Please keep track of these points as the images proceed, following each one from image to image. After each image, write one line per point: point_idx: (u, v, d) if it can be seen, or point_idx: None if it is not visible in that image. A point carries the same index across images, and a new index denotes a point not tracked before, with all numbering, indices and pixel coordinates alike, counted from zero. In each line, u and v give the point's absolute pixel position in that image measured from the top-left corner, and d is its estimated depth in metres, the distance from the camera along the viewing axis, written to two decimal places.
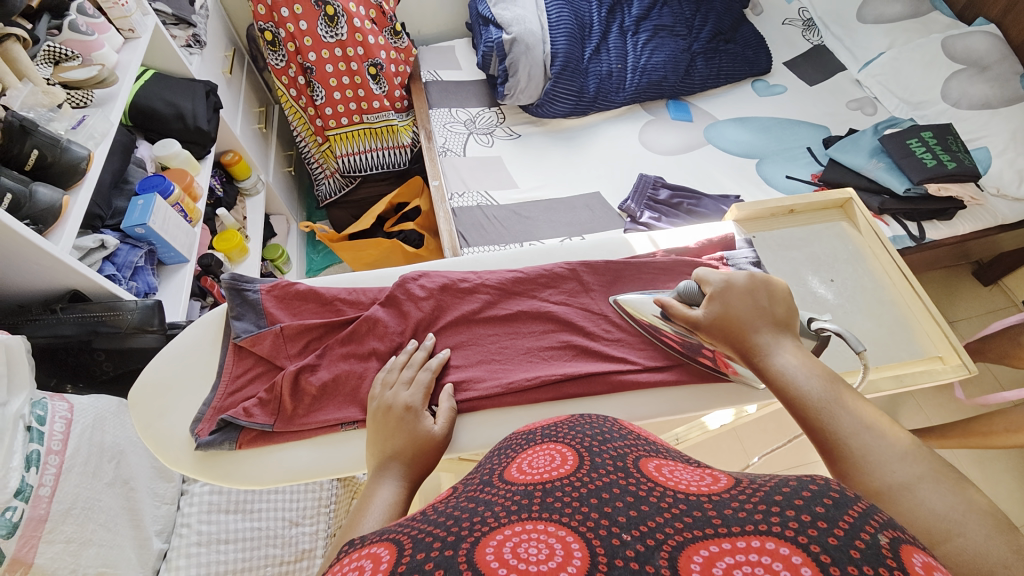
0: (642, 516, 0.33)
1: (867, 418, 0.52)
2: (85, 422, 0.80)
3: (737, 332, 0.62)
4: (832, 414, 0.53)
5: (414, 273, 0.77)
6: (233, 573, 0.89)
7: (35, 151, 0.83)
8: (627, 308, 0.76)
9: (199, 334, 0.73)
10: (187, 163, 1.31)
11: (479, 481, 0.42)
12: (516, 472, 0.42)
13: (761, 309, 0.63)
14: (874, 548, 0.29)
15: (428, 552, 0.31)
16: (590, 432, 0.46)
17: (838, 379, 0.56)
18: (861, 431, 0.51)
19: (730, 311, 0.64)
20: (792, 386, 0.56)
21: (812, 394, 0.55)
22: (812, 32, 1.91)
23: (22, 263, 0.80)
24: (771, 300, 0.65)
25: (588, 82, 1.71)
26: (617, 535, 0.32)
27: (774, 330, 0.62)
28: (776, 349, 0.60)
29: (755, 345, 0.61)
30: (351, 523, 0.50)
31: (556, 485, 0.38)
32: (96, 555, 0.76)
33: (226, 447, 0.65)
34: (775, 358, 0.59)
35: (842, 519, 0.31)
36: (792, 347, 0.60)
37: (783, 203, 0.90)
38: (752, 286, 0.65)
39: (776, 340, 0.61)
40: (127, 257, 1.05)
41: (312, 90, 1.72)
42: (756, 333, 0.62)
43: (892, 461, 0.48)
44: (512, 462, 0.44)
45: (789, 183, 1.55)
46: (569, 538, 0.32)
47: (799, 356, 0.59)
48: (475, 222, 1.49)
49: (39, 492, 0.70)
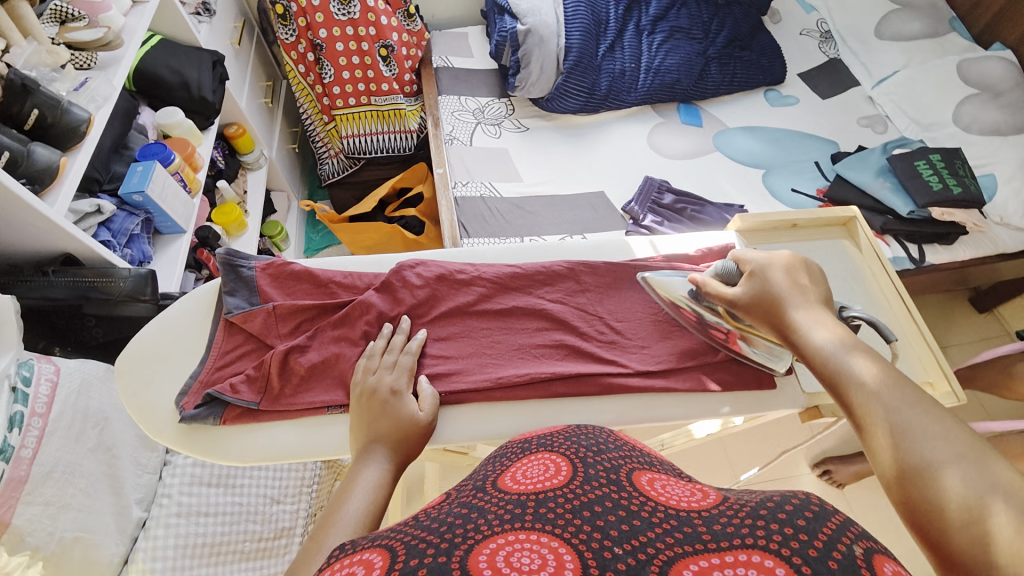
0: (633, 531, 0.35)
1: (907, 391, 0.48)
2: (72, 387, 0.79)
3: (772, 308, 0.61)
4: (865, 390, 0.50)
5: (411, 261, 0.77)
6: (211, 546, 0.89)
7: (35, 111, 0.82)
8: (657, 284, 0.76)
9: (189, 306, 0.72)
10: (189, 133, 1.30)
11: (473, 488, 0.43)
12: (509, 481, 0.43)
13: (802, 289, 0.62)
14: (849, 558, 0.31)
15: (422, 558, 0.32)
16: (586, 441, 0.49)
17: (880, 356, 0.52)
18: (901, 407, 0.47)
19: (768, 289, 0.62)
20: (831, 361, 0.54)
21: (850, 368, 0.52)
22: (829, 45, 1.89)
23: (15, 223, 0.79)
24: (812, 282, 0.63)
25: (600, 79, 1.69)
26: (609, 550, 0.33)
27: (811, 306, 0.60)
28: (814, 324, 0.58)
29: (790, 320, 0.59)
30: (334, 506, 0.51)
31: (549, 496, 0.39)
32: (74, 520, 0.76)
33: (210, 422, 0.64)
34: (813, 335, 0.57)
35: (821, 531, 0.33)
36: (831, 322, 0.58)
37: (787, 217, 0.89)
38: (789, 266, 0.64)
39: (815, 314, 0.59)
40: (123, 224, 1.05)
41: (321, 68, 1.70)
42: (791, 309, 0.60)
43: (931, 439, 0.44)
44: (507, 471, 0.46)
45: (794, 197, 1.55)
46: (561, 547, 0.34)
47: (837, 331, 0.56)
48: (477, 213, 1.48)
49: (20, 454, 0.69)
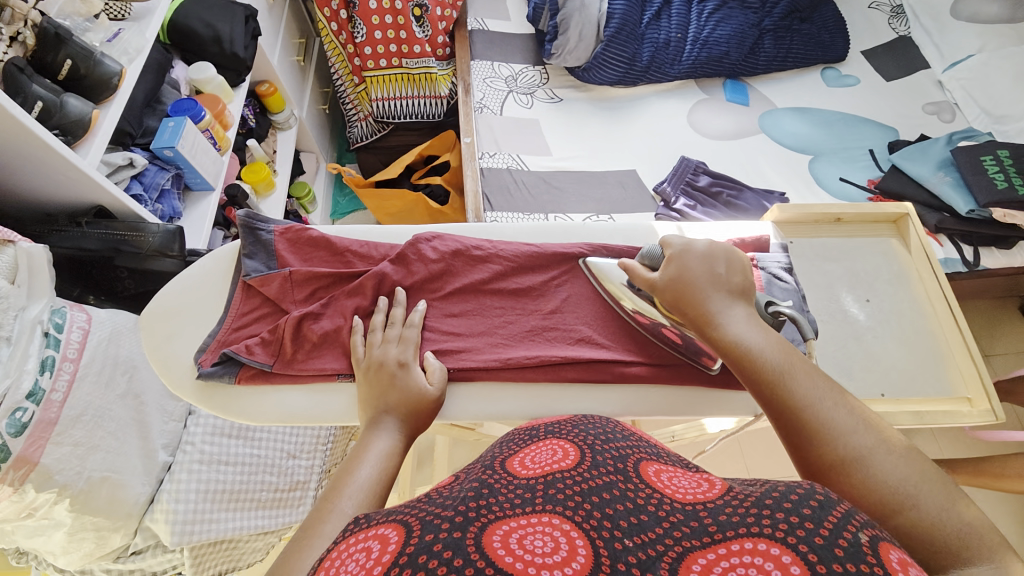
0: (642, 525, 0.35)
1: (823, 386, 0.50)
2: (102, 335, 0.82)
3: (690, 300, 0.60)
4: (787, 384, 0.51)
5: (428, 233, 0.75)
6: (229, 493, 0.94)
7: (69, 61, 0.83)
8: (596, 272, 0.74)
9: (210, 266, 0.72)
10: (221, 89, 1.28)
11: (483, 468, 0.45)
12: (519, 464, 0.44)
13: (717, 278, 0.61)
14: (855, 546, 0.31)
15: (437, 534, 0.33)
16: (592, 430, 0.50)
17: (792, 347, 0.54)
18: (820, 399, 0.49)
19: (686, 278, 0.61)
20: (750, 355, 0.54)
21: (770, 362, 0.52)
22: (900, 20, 1.72)
23: (48, 172, 0.81)
24: (729, 269, 0.62)
25: (642, 50, 1.60)
26: (619, 540, 0.34)
27: (726, 295, 0.60)
28: (733, 317, 0.58)
29: (711, 314, 0.58)
30: (346, 469, 0.52)
31: (557, 479, 0.40)
32: (102, 460, 0.80)
33: (225, 380, 0.65)
34: (728, 328, 0.56)
35: (826, 519, 0.32)
36: (748, 312, 0.58)
37: (831, 210, 0.81)
38: (704, 255, 0.62)
39: (732, 305, 0.58)
40: (155, 178, 1.06)
41: (353, 27, 1.67)
42: (711, 303, 0.59)
43: (849, 431, 0.47)
44: (516, 454, 0.47)
45: (841, 186, 1.45)
46: (573, 533, 0.34)
47: (752, 321, 0.57)
48: (503, 185, 1.45)
49: (51, 396, 0.73)
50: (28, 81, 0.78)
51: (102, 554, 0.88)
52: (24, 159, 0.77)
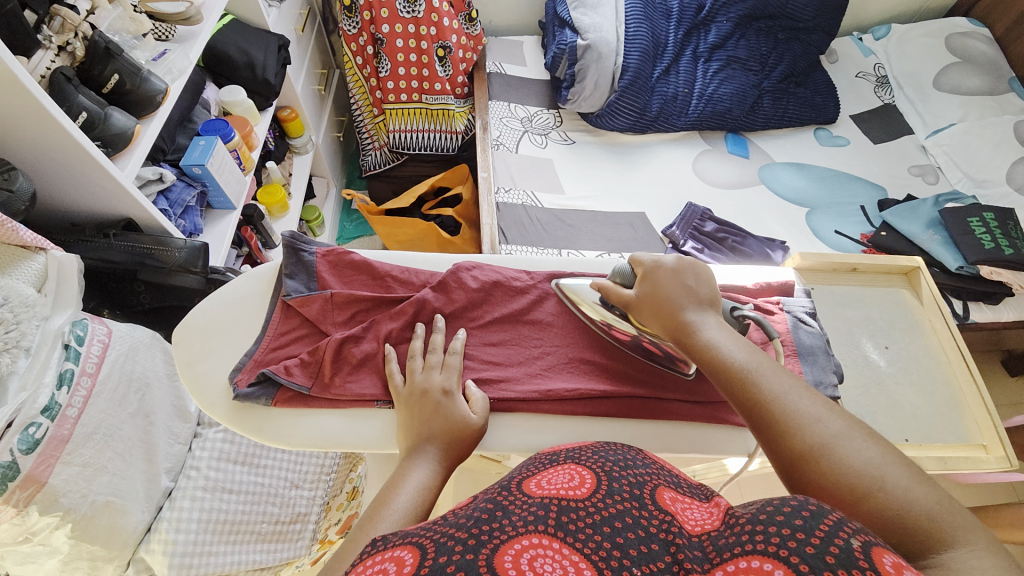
0: (651, 556, 0.38)
1: (785, 380, 0.52)
2: (121, 349, 0.80)
3: (665, 308, 0.61)
4: (754, 380, 0.52)
5: (468, 263, 0.76)
6: (231, 523, 0.89)
7: (116, 76, 0.84)
8: (569, 293, 0.75)
9: (248, 284, 0.72)
10: (249, 112, 1.32)
11: (499, 488, 0.46)
12: (534, 486, 0.46)
13: (686, 287, 0.62)
14: (846, 552, 0.34)
15: (450, 555, 0.35)
16: (612, 457, 0.51)
17: (757, 345, 0.56)
18: (787, 394, 0.51)
19: (656, 289, 0.63)
20: (718, 355, 0.55)
21: (735, 361, 0.54)
22: (884, 89, 1.88)
23: (84, 183, 0.80)
24: (696, 281, 0.63)
25: (652, 101, 1.69)
26: (628, 568, 0.37)
27: (699, 305, 0.61)
28: (705, 323, 0.59)
29: (683, 320, 0.60)
30: (384, 498, 0.51)
31: (569, 506, 0.42)
32: (107, 484, 0.75)
33: (261, 402, 0.64)
34: (699, 332, 0.58)
35: (818, 528, 0.36)
36: (720, 319, 0.59)
37: (848, 261, 0.86)
38: (679, 267, 0.63)
39: (704, 313, 0.60)
40: (181, 194, 1.07)
41: (379, 62, 1.74)
42: (683, 311, 0.60)
43: (813, 422, 0.48)
44: (533, 476, 0.49)
45: (837, 239, 1.53)
46: (580, 561, 0.37)
47: (724, 327, 0.58)
48: (517, 220, 1.48)
49: (65, 413, 0.69)
50: (75, 92, 0.78)
51: None
52: (64, 169, 0.77)
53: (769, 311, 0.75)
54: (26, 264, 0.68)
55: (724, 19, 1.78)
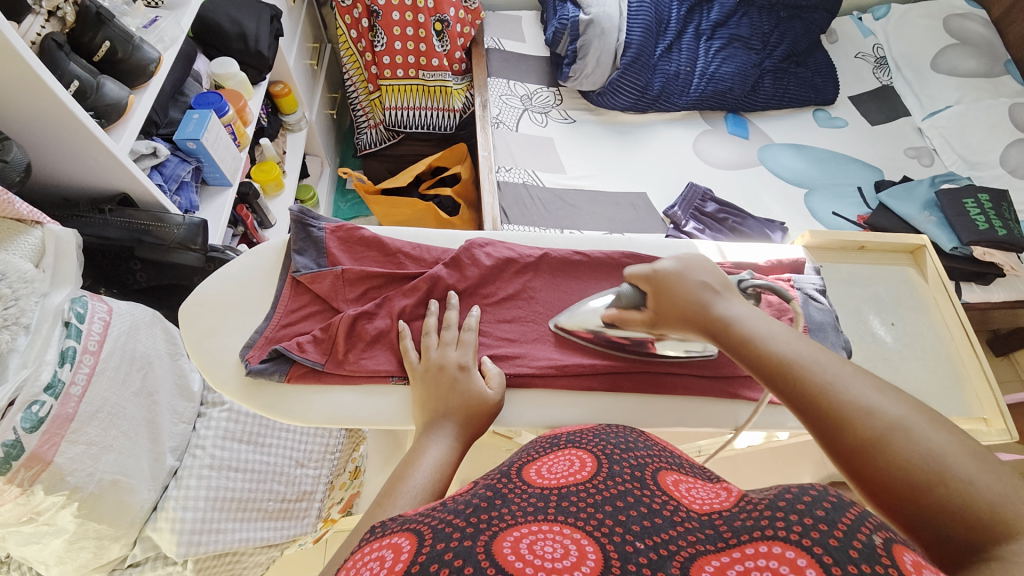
0: (655, 527, 0.38)
1: (835, 365, 0.47)
2: (122, 327, 0.78)
3: (688, 304, 0.58)
4: (796, 368, 0.47)
5: (481, 239, 0.75)
6: (237, 501, 0.89)
7: (107, 44, 0.80)
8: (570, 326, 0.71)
9: (256, 260, 0.70)
10: (242, 86, 1.27)
11: (499, 473, 0.47)
12: (536, 473, 0.47)
13: (705, 280, 0.59)
14: (869, 548, 0.32)
15: (448, 543, 0.35)
16: (613, 439, 0.52)
17: (798, 332, 0.51)
18: (837, 380, 0.45)
19: (678, 283, 0.59)
20: (754, 344, 0.51)
21: (774, 349, 0.50)
22: (883, 71, 1.87)
23: (78, 156, 0.77)
24: (712, 273, 0.60)
25: (654, 79, 1.67)
26: (630, 543, 0.36)
27: (723, 294, 0.57)
28: (734, 311, 0.55)
29: (708, 312, 0.56)
30: (399, 474, 0.50)
31: (571, 491, 0.42)
32: (114, 462, 0.74)
33: (275, 378, 0.63)
34: (728, 322, 0.54)
35: (840, 520, 0.34)
36: (751, 306, 0.55)
37: (856, 239, 0.87)
38: (691, 258, 0.61)
39: (731, 301, 0.56)
40: (175, 170, 1.03)
41: (374, 36, 1.68)
42: (707, 303, 0.57)
43: (867, 409, 0.43)
44: (534, 462, 0.50)
45: (834, 220, 1.54)
46: (582, 539, 0.37)
47: (756, 313, 0.55)
48: (518, 199, 1.47)
49: (69, 390, 0.67)
50: (66, 59, 0.74)
51: (98, 565, 0.81)
52: (55, 140, 0.74)
53: (781, 289, 0.75)
54: (22, 238, 0.66)
55: None
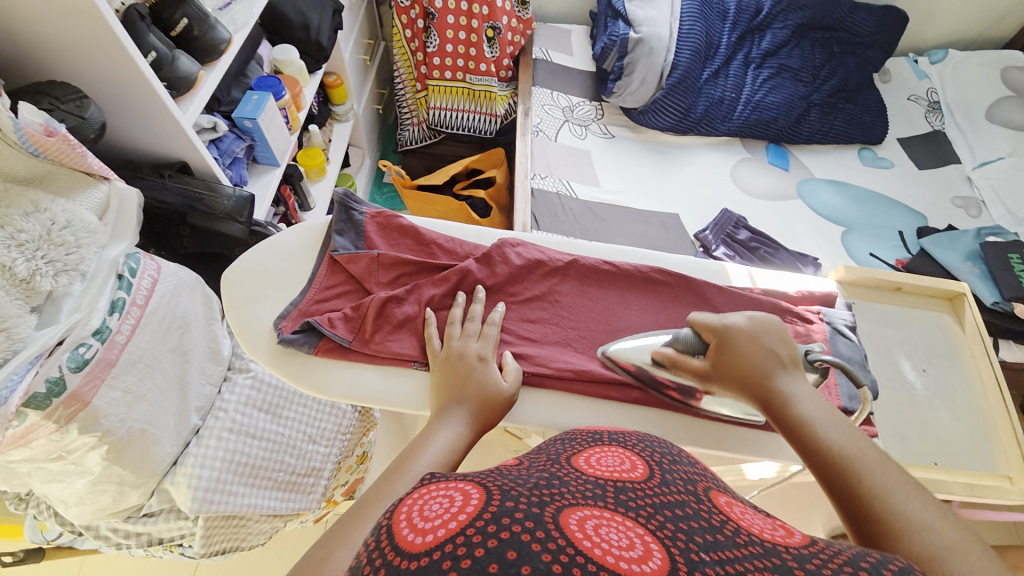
0: (719, 543, 0.36)
1: (897, 479, 0.49)
2: (167, 287, 0.82)
3: (751, 374, 0.60)
4: (856, 472, 0.50)
5: (513, 239, 0.77)
6: (250, 467, 0.92)
7: (185, 21, 0.85)
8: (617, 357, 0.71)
9: (297, 237, 0.74)
10: (299, 74, 1.32)
11: (549, 459, 0.46)
12: (585, 462, 0.46)
13: (772, 351, 0.61)
14: None
15: (518, 503, 0.34)
16: (659, 449, 0.51)
17: (862, 434, 0.54)
18: (895, 491, 0.48)
19: (743, 348, 0.62)
20: (818, 436, 0.54)
21: (836, 444, 0.53)
22: (935, 115, 1.83)
23: (147, 121, 0.83)
24: (780, 344, 0.62)
25: (697, 102, 1.67)
26: (696, 552, 0.34)
27: (787, 372, 0.60)
28: (797, 393, 0.58)
29: (772, 388, 0.59)
30: (409, 453, 0.53)
31: (626, 487, 0.41)
32: (144, 412, 0.78)
33: (304, 350, 0.66)
34: (793, 405, 0.57)
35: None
36: (814, 392, 0.58)
37: (893, 279, 0.85)
38: (756, 328, 0.63)
39: (795, 383, 0.59)
40: (230, 145, 1.09)
41: (427, 37, 1.74)
42: (771, 376, 0.60)
43: (923, 528, 0.45)
44: (580, 453, 0.48)
45: (871, 261, 1.51)
46: (648, 538, 0.35)
47: (818, 400, 0.57)
48: (550, 208, 1.48)
49: (115, 338, 0.72)
50: (147, 31, 0.80)
51: (114, 512, 0.85)
52: (128, 102, 0.80)
53: (809, 320, 0.75)
54: (90, 191, 0.71)
55: (781, 26, 1.75)
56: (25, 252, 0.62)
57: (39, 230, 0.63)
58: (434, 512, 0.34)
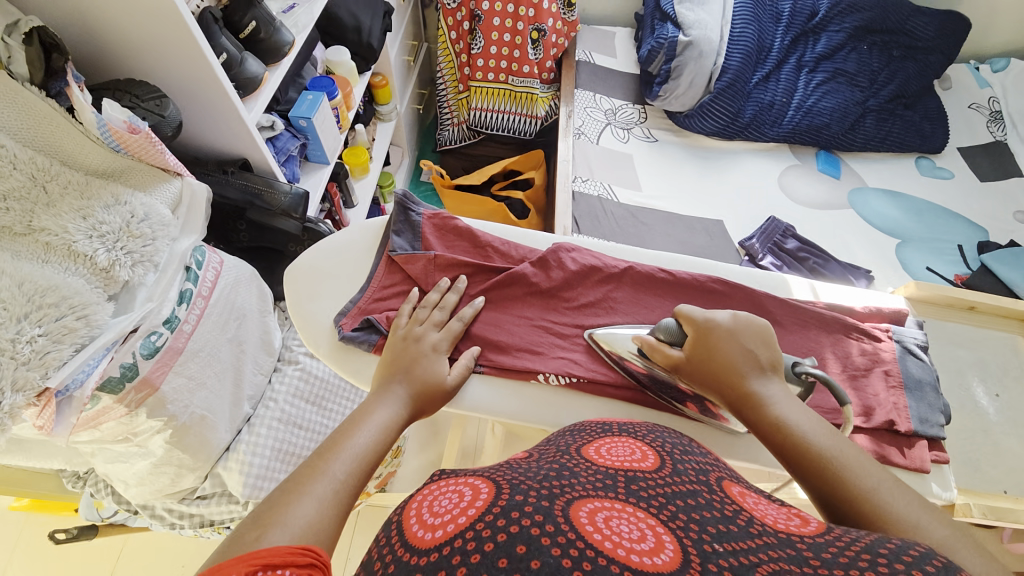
0: (732, 534, 0.36)
1: (880, 476, 0.49)
2: (229, 279, 0.85)
3: (729, 377, 0.58)
4: (841, 471, 0.49)
5: (568, 244, 0.77)
6: (296, 456, 0.96)
7: (253, 24, 0.87)
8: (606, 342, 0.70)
9: (356, 235, 0.76)
10: (350, 74, 1.35)
11: (561, 451, 0.49)
12: (595, 453, 0.48)
13: (749, 351, 0.59)
14: None
15: (527, 497, 0.36)
16: (672, 443, 0.51)
17: (837, 432, 0.54)
18: (881, 489, 0.47)
19: (722, 349, 0.60)
20: (798, 437, 0.53)
21: (818, 443, 0.52)
22: (997, 125, 1.73)
23: (214, 118, 0.86)
24: (759, 344, 0.60)
25: (746, 107, 1.63)
26: (709, 542, 0.34)
27: (764, 373, 0.59)
28: (773, 394, 0.57)
29: (749, 391, 0.57)
30: (343, 432, 0.53)
31: (637, 476, 0.43)
32: (203, 399, 0.81)
33: (363, 346, 0.67)
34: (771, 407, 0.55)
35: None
36: (790, 393, 0.57)
37: (966, 297, 0.80)
38: (734, 328, 0.61)
39: (771, 384, 0.57)
40: (286, 144, 1.12)
41: (472, 38, 1.75)
42: (747, 379, 0.58)
43: (912, 527, 0.44)
44: (592, 444, 0.50)
45: (927, 275, 1.44)
46: (659, 528, 0.36)
47: (794, 401, 0.56)
48: (591, 211, 1.47)
49: (182, 327, 0.75)
50: (219, 32, 0.82)
51: (170, 493, 0.88)
52: (197, 100, 0.82)
53: (877, 338, 0.72)
54: (164, 186, 0.73)
55: (837, 29, 1.69)
56: (106, 243, 0.65)
57: (119, 222, 0.67)
58: (445, 508, 0.37)
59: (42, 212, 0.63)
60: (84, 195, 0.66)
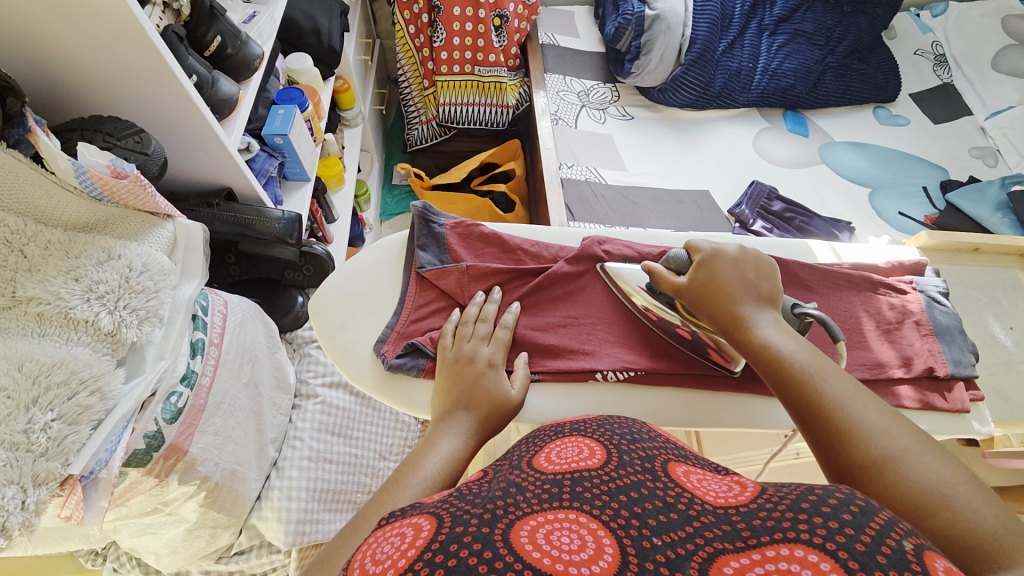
0: (672, 522, 0.35)
1: (854, 390, 0.52)
2: (236, 321, 0.79)
3: (723, 302, 0.60)
4: (817, 386, 0.52)
5: (599, 237, 0.76)
6: (331, 492, 0.92)
7: (219, 39, 0.79)
8: (614, 277, 0.72)
9: (379, 256, 0.72)
10: (315, 82, 1.27)
11: (510, 467, 0.45)
12: (545, 460, 0.45)
13: (746, 280, 0.61)
14: (899, 554, 0.30)
15: (467, 526, 0.33)
16: (620, 430, 0.48)
17: (819, 350, 0.55)
18: (851, 400, 0.50)
19: (719, 281, 0.61)
20: (779, 356, 0.55)
21: (798, 361, 0.54)
22: (943, 68, 1.82)
23: (192, 148, 0.78)
24: (758, 275, 0.62)
25: (716, 76, 1.65)
26: (647, 539, 0.34)
27: (757, 301, 0.60)
28: (763, 320, 0.58)
29: (741, 316, 0.59)
30: (411, 461, 0.51)
31: (585, 477, 0.40)
32: (232, 453, 0.75)
33: (412, 373, 0.64)
34: (759, 330, 0.57)
35: (867, 526, 0.32)
36: (779, 318, 0.58)
37: (973, 240, 0.87)
38: (739, 258, 0.63)
39: (762, 310, 0.59)
40: (264, 165, 1.04)
41: (433, 31, 1.68)
42: (742, 305, 0.59)
43: (880, 433, 0.48)
44: (542, 451, 0.47)
45: (901, 220, 1.51)
46: (598, 529, 0.35)
47: (783, 327, 0.57)
48: (582, 197, 1.46)
49: (200, 381, 0.69)
50: (185, 52, 0.74)
51: (206, 554, 0.83)
52: (172, 130, 0.75)
53: (903, 291, 0.74)
54: (158, 231, 0.66)
55: None
56: (107, 303, 0.58)
57: (117, 279, 0.59)
58: (386, 553, 0.33)
59: (26, 279, 0.56)
60: (70, 254, 0.59)
